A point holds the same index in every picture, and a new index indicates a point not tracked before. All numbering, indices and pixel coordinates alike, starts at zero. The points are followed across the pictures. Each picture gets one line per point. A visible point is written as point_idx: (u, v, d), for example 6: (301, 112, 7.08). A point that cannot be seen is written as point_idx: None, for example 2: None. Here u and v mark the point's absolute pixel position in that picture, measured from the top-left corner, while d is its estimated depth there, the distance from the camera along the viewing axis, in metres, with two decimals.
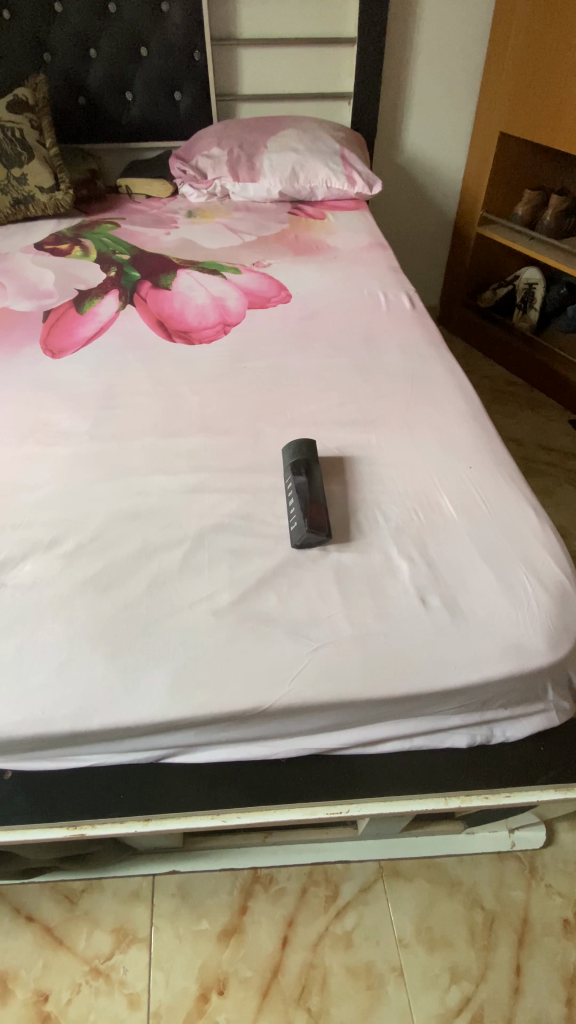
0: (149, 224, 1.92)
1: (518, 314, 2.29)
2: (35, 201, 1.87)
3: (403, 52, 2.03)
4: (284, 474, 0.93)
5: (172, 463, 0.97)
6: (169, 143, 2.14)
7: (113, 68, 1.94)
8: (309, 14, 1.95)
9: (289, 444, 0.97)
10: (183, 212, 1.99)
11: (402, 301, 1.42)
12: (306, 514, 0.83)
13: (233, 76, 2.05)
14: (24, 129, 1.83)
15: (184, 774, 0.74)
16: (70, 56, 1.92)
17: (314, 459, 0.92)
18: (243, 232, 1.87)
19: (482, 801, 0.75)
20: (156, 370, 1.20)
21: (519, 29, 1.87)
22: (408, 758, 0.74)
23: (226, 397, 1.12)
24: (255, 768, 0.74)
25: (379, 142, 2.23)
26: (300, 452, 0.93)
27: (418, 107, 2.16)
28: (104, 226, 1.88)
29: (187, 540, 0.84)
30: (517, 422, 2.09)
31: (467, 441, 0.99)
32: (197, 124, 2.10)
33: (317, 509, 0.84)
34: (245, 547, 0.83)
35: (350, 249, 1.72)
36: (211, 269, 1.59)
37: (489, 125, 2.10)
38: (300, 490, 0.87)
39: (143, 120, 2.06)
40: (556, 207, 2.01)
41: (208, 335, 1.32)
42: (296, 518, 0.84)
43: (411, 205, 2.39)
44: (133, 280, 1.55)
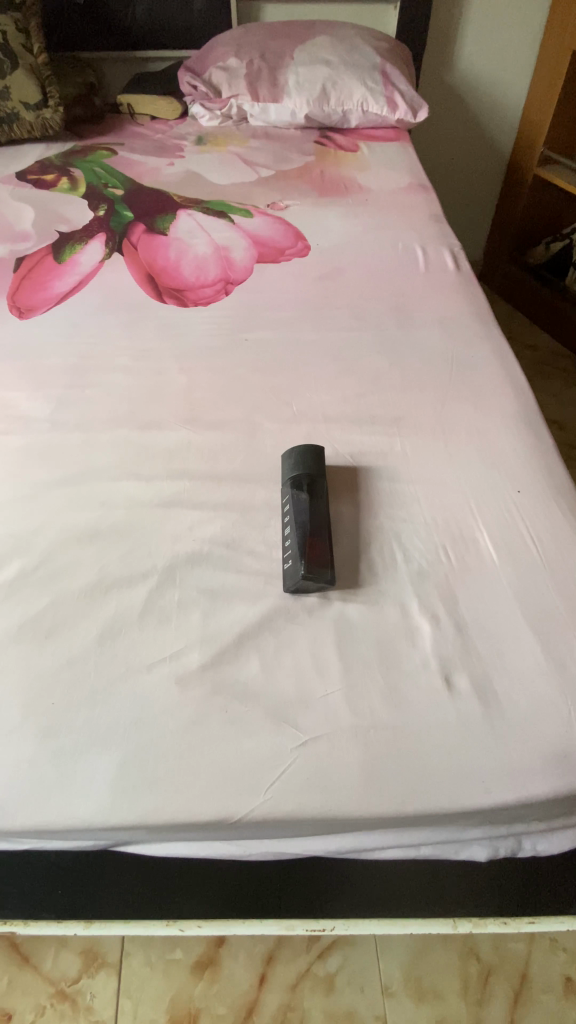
0: (151, 152, 1.65)
1: (573, 272, 1.96)
2: (20, 120, 1.59)
3: None
4: (280, 490, 0.74)
5: (146, 465, 0.79)
6: (180, 53, 1.81)
7: None
8: None
9: (290, 449, 0.77)
10: (191, 138, 1.70)
11: (444, 258, 1.17)
12: (307, 556, 0.65)
13: None
14: (8, 31, 1.54)
15: (132, 873, 0.60)
16: None
17: (321, 474, 0.73)
18: (259, 165, 1.59)
19: (499, 928, 0.63)
20: (139, 340, 0.99)
21: None
22: (411, 873, 0.60)
23: (220, 379, 0.91)
24: (221, 877, 0.60)
25: (429, 57, 1.86)
26: (303, 464, 0.74)
27: (479, 12, 1.78)
28: (99, 153, 1.61)
29: (154, 573, 0.67)
30: (560, 401, 1.83)
31: (516, 454, 0.78)
32: (212, 29, 1.76)
33: (322, 548, 0.66)
34: (224, 587, 0.66)
35: (386, 189, 1.44)
36: (217, 210, 1.34)
37: (561, 35, 1.72)
38: (296, 519, 0.69)
39: (150, 23, 1.74)
40: None
41: (206, 296, 1.09)
42: (291, 555, 0.66)
43: (459, 139, 2.04)
44: (124, 221, 1.31)
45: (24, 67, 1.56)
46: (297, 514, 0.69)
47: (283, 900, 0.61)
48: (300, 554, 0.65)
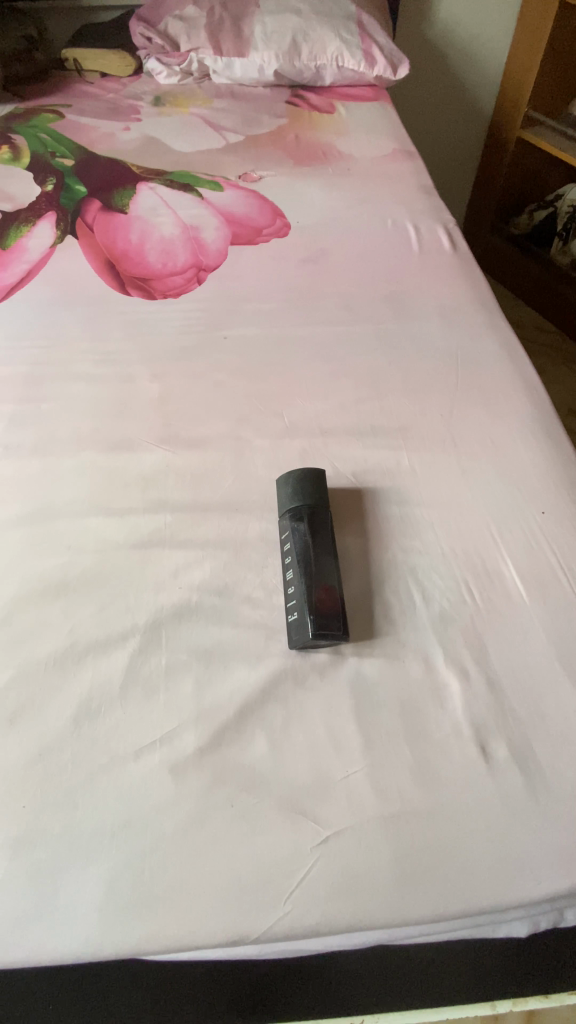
0: (103, 115, 1.48)
1: (558, 245, 1.84)
2: None
3: None
4: (278, 522, 0.65)
5: (118, 495, 0.68)
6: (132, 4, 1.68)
7: None
8: None
9: (285, 473, 0.67)
10: (148, 99, 1.53)
11: (440, 236, 1.06)
12: (317, 606, 0.56)
13: None
14: None
15: (133, 989, 0.53)
16: None
17: (323, 504, 0.64)
18: (226, 129, 1.43)
19: (540, 1004, 0.62)
20: (101, 340, 0.86)
21: None
22: (447, 960, 0.55)
23: (198, 386, 0.80)
24: (239, 983, 0.53)
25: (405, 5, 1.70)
26: (304, 492, 0.64)
27: None
28: (45, 118, 1.44)
29: (136, 633, 0.57)
30: (549, 380, 1.76)
31: (536, 468, 0.70)
32: None
33: (332, 595, 0.57)
34: (219, 647, 0.56)
35: (368, 156, 1.31)
36: (182, 185, 1.20)
37: None
38: (301, 559, 0.60)
39: None
40: None
41: (176, 286, 0.96)
42: (296, 607, 0.57)
43: (439, 99, 1.89)
44: (77, 198, 1.16)
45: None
46: (301, 553, 0.60)
47: (309, 1001, 0.56)
48: (308, 604, 0.56)
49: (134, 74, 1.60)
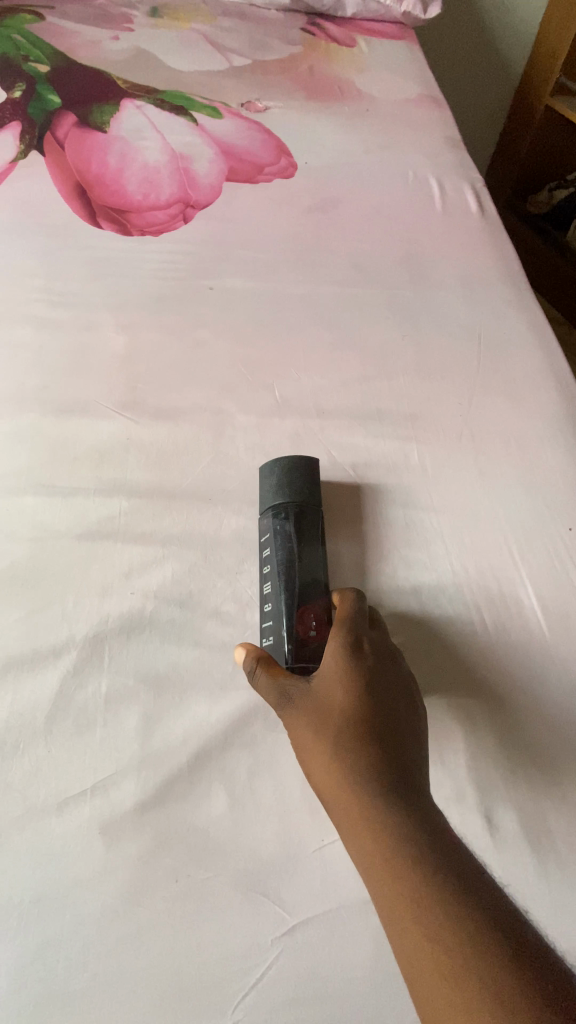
0: (90, 21, 1.30)
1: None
2: None
3: None
4: (259, 523, 0.53)
5: (65, 470, 0.55)
6: None
7: None
8: None
9: (269, 464, 0.56)
10: (144, 9, 1.35)
11: (466, 196, 0.93)
12: (300, 633, 0.45)
13: None
14: None
15: None
16: None
17: (314, 503, 0.53)
18: (230, 51, 1.25)
19: None
20: (60, 276, 0.72)
21: None
22: None
23: (175, 343, 0.67)
24: None
25: None
26: (292, 488, 0.53)
27: None
28: (21, 18, 1.25)
29: (72, 649, 0.46)
30: None
31: (564, 476, 0.60)
32: None
33: (318, 619, 0.46)
34: (175, 674, 0.45)
35: (390, 98, 1.15)
36: (174, 107, 1.03)
37: None
38: (284, 573, 0.48)
39: None
40: None
41: (157, 223, 0.81)
42: (272, 632, 0.46)
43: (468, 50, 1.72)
44: (48, 109, 0.99)
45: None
46: (284, 565, 0.49)
47: None
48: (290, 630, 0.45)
49: None
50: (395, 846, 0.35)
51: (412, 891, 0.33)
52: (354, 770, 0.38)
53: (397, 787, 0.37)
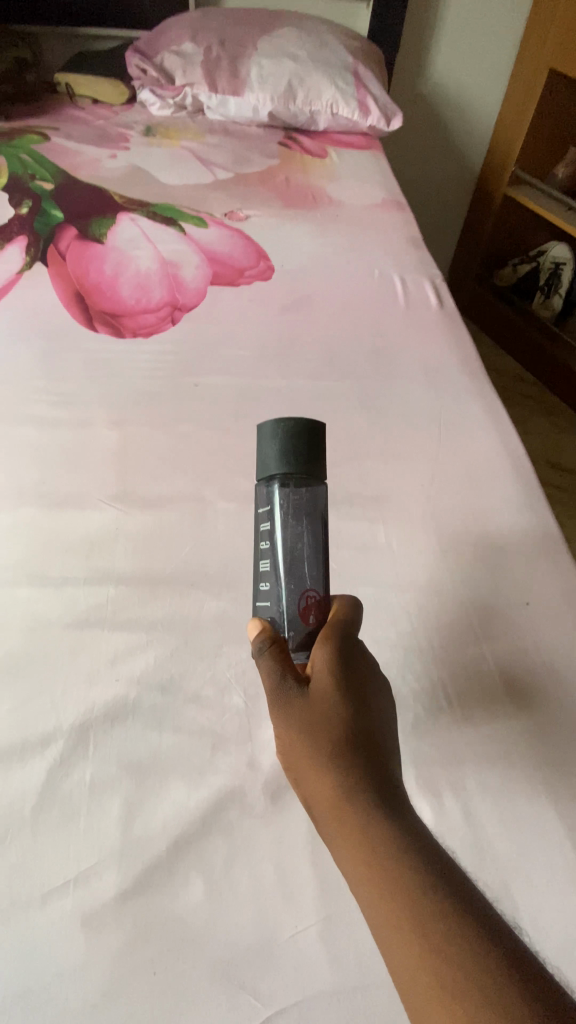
0: (92, 142, 1.49)
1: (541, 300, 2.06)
2: None
3: None
4: (259, 487, 0.51)
5: (58, 561, 0.60)
6: (131, 27, 1.88)
7: None
8: None
9: (270, 417, 0.49)
10: (138, 130, 1.57)
11: (425, 291, 1.04)
12: (299, 622, 0.47)
13: None
14: None
15: None
16: None
17: (321, 474, 0.49)
18: (216, 165, 1.41)
19: None
20: (58, 377, 0.79)
21: None
22: None
23: (162, 434, 0.74)
24: None
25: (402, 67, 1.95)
26: (296, 454, 0.48)
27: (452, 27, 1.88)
28: (30, 143, 1.43)
29: (60, 737, 0.49)
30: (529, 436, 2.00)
31: (520, 550, 0.66)
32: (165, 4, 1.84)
33: (318, 606, 0.47)
34: (156, 760, 0.48)
35: (358, 204, 1.29)
36: (165, 218, 1.16)
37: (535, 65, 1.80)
38: (287, 558, 0.48)
39: None
40: None
41: (148, 325, 0.90)
42: (275, 615, 0.48)
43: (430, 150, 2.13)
44: (52, 223, 1.11)
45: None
46: (287, 548, 0.48)
47: None
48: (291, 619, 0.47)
49: (127, 102, 1.74)
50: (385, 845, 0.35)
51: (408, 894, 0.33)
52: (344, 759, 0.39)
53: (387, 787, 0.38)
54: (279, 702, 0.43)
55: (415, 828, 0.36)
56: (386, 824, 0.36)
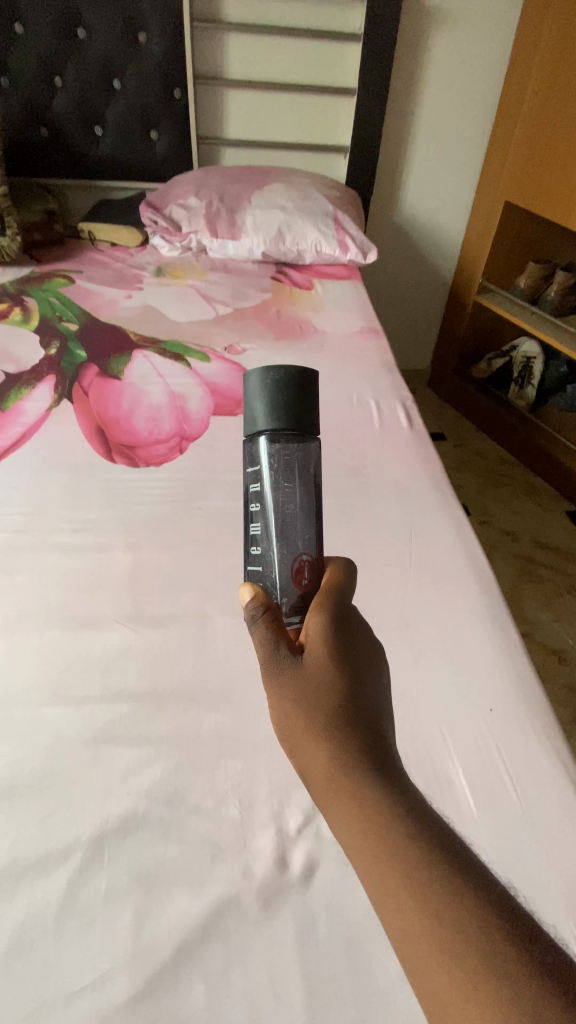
0: (110, 283, 1.74)
1: (516, 389, 2.47)
2: None
3: (402, 129, 2.22)
4: (249, 443, 0.54)
5: (78, 680, 0.69)
6: (144, 182, 2.22)
7: (82, 105, 2.03)
8: (307, 63, 2.06)
9: (257, 370, 0.53)
10: (151, 271, 1.84)
11: (397, 412, 1.20)
12: (292, 585, 0.52)
13: (218, 117, 2.16)
14: None
15: None
16: (34, 87, 1.98)
17: (310, 428, 0.53)
18: (217, 301, 1.64)
19: None
20: (80, 506, 0.93)
21: (533, 101, 1.98)
22: None
23: (168, 557, 0.85)
24: None
25: (378, 204, 2.40)
26: (285, 412, 0.52)
27: (419, 170, 2.33)
28: (57, 288, 1.68)
29: (80, 847, 0.56)
30: (516, 514, 2.17)
31: (482, 657, 0.75)
32: (173, 165, 2.19)
33: (310, 567, 0.53)
34: (162, 869, 0.55)
35: (340, 332, 1.50)
36: (173, 353, 1.35)
37: (493, 203, 2.27)
38: (277, 520, 0.53)
39: (112, 157, 2.15)
40: (562, 285, 2.21)
41: (159, 454, 1.05)
42: (271, 574, 0.53)
43: (404, 267, 2.59)
44: (77, 362, 1.30)
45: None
46: (276, 510, 0.53)
47: None
48: (282, 582, 0.52)
49: (140, 244, 2.03)
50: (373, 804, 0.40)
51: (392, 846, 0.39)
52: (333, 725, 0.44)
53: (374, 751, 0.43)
54: (276, 672, 0.48)
55: (401, 788, 0.42)
56: (375, 783, 0.41)
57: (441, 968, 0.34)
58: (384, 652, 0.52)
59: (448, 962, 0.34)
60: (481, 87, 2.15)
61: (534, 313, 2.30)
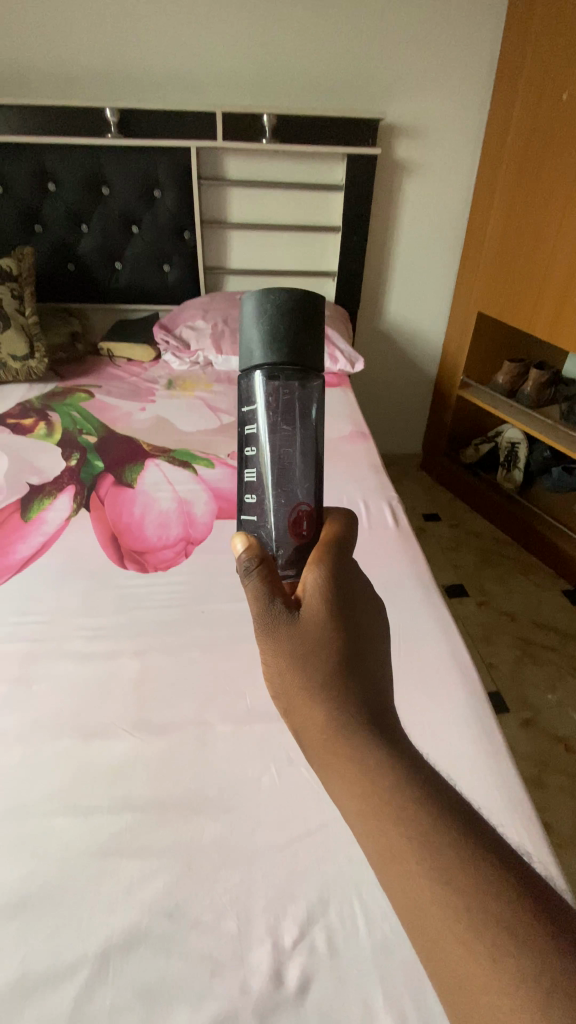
0: (125, 396, 1.95)
1: (504, 472, 2.61)
2: (7, 369, 2.05)
3: (382, 256, 2.55)
4: (251, 378, 0.61)
5: (88, 790, 0.74)
6: (157, 305, 2.53)
7: (105, 246, 2.37)
8: (297, 207, 2.42)
9: (255, 301, 0.58)
10: (162, 384, 2.06)
11: (384, 512, 1.31)
12: (288, 533, 0.63)
13: (223, 252, 2.49)
14: (4, 298, 2.06)
15: None
16: (65, 233, 2.32)
17: (306, 359, 0.59)
18: (221, 411, 1.83)
19: None
20: (93, 613, 1.01)
21: (494, 229, 2.27)
22: None
23: (174, 662, 0.92)
24: None
25: (364, 316, 2.69)
26: (281, 343, 0.58)
27: (399, 286, 2.63)
28: (78, 402, 1.89)
29: (86, 962, 0.59)
30: (512, 594, 2.21)
31: (467, 757, 0.79)
32: (183, 291, 2.50)
33: (307, 519, 0.63)
34: (163, 986, 0.58)
35: (331, 436, 1.66)
36: (181, 461, 1.50)
37: (466, 312, 2.54)
38: (275, 470, 0.63)
39: (130, 285, 2.47)
40: (536, 381, 2.41)
41: (166, 560, 1.15)
42: (271, 515, 0.63)
43: (392, 368, 2.85)
44: (94, 472, 1.45)
45: (14, 327, 2.06)
46: (274, 460, 0.62)
47: None
48: (278, 539, 0.63)
49: (153, 358, 2.28)
50: (367, 757, 0.48)
51: (386, 791, 0.46)
52: (331, 689, 0.52)
53: (367, 712, 0.51)
54: (280, 641, 0.55)
55: (391, 743, 0.49)
56: (369, 739, 0.49)
57: (427, 892, 0.42)
58: (374, 619, 0.60)
59: (433, 887, 0.42)
60: (449, 222, 2.49)
61: (515, 406, 2.48)
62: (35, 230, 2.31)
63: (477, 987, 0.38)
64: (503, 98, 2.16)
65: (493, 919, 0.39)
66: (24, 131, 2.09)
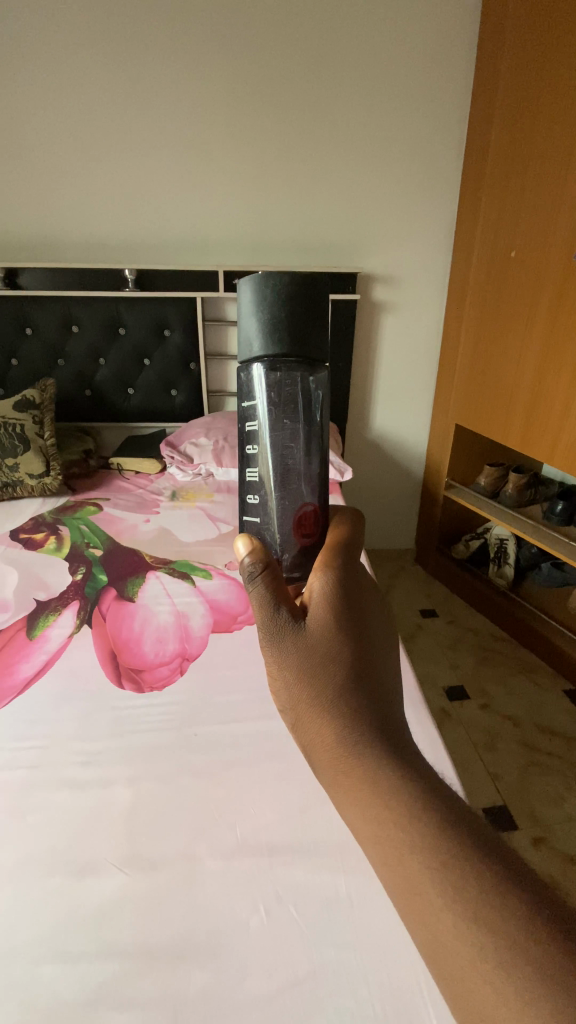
0: (131, 508, 2.11)
1: (495, 568, 2.69)
2: (23, 486, 2.23)
3: (366, 376, 2.84)
4: (254, 368, 0.65)
5: (75, 933, 0.75)
6: (164, 423, 2.79)
7: (119, 376, 2.66)
8: None
9: (255, 286, 0.62)
10: (166, 496, 2.22)
11: None
12: (293, 534, 0.69)
13: (224, 378, 2.77)
14: (26, 425, 2.28)
15: None
16: (84, 366, 2.63)
17: (304, 348, 0.64)
18: (220, 521, 1.97)
19: None
20: (90, 738, 1.06)
21: (466, 354, 2.54)
22: None
23: (166, 790, 0.95)
24: None
25: (353, 427, 2.94)
26: (282, 331, 0.62)
27: (384, 399, 2.90)
28: (87, 517, 2.03)
29: None
30: (513, 695, 2.19)
31: None
32: (188, 412, 2.77)
33: (312, 514, 0.69)
34: None
35: None
36: (181, 573, 1.60)
37: (446, 421, 2.78)
38: (278, 470, 0.66)
39: (140, 408, 2.74)
40: (516, 483, 2.53)
41: (162, 679, 1.21)
42: (276, 517, 0.68)
43: (381, 472, 3.06)
44: (98, 587, 1.54)
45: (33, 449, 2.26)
46: (277, 457, 0.66)
47: None
48: (284, 541, 0.69)
49: (159, 471, 2.47)
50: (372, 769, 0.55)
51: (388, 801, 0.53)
52: (340, 704, 0.59)
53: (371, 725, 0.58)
54: (292, 659, 0.62)
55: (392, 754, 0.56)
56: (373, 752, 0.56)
57: (426, 893, 0.48)
58: (378, 634, 0.67)
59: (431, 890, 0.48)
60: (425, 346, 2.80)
61: (499, 505, 2.60)
62: (58, 364, 2.62)
63: (472, 976, 0.44)
64: (462, 250, 2.53)
65: (483, 913, 0.46)
66: (55, 288, 2.45)
